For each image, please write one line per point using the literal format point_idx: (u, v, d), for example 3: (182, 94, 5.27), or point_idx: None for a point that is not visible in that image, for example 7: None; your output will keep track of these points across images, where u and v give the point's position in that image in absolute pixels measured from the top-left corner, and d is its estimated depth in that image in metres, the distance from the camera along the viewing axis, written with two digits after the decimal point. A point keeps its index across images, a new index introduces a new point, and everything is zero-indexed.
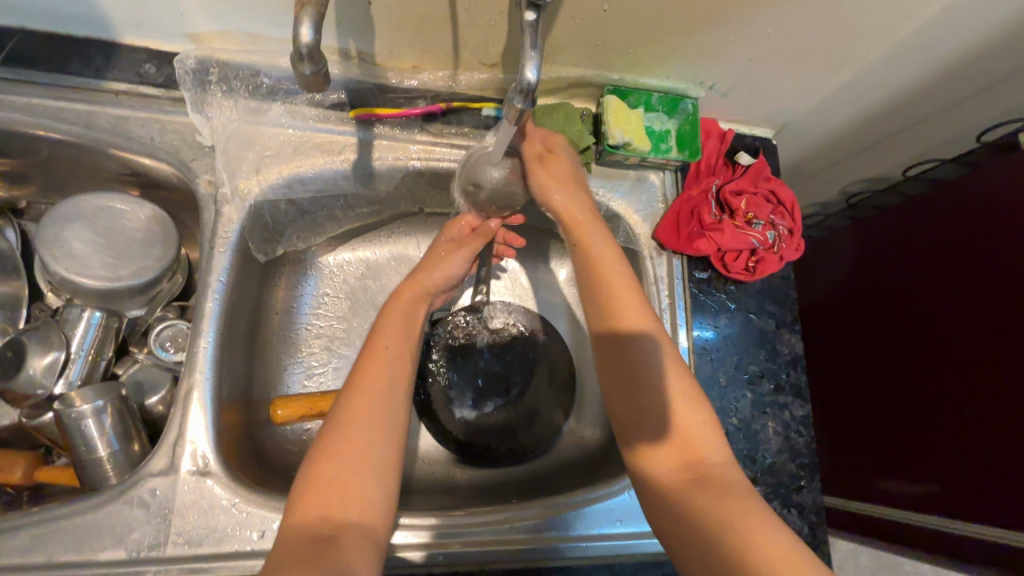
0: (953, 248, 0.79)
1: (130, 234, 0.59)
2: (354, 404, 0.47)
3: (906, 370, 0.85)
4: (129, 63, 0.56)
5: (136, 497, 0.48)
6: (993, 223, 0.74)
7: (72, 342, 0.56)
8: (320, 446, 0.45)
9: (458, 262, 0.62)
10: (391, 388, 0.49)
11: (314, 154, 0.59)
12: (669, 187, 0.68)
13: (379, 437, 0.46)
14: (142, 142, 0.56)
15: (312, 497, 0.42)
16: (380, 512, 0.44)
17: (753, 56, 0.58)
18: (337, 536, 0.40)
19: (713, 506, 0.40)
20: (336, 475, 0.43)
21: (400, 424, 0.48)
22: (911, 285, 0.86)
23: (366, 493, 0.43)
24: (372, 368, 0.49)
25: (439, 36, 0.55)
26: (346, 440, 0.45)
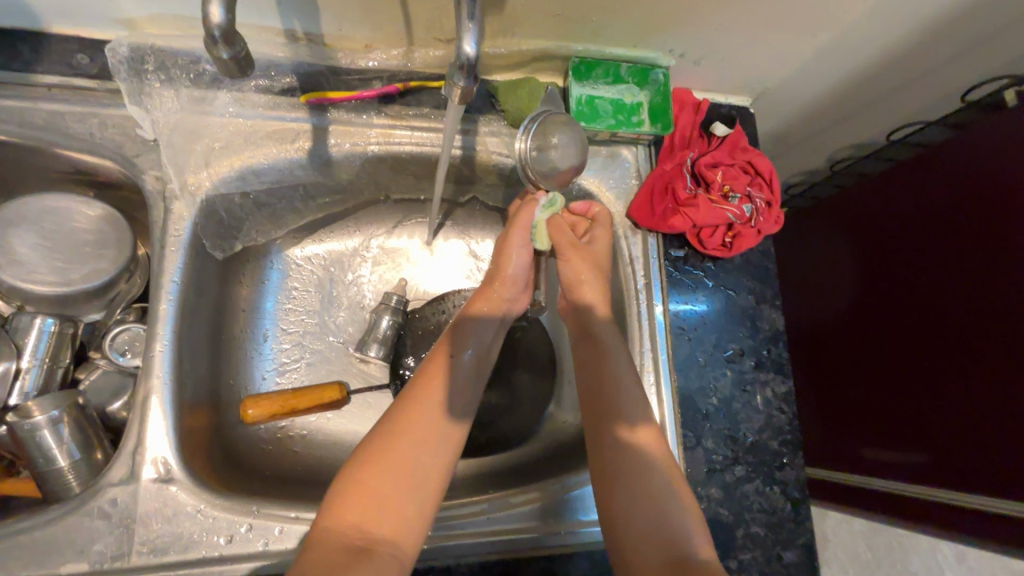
0: (937, 215, 0.77)
1: (79, 236, 0.57)
2: (411, 415, 0.46)
3: (894, 342, 0.84)
4: (60, 54, 0.53)
5: (96, 508, 0.47)
6: (976, 188, 0.72)
7: (24, 351, 0.53)
8: (369, 449, 0.44)
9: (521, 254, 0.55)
10: (453, 403, 0.48)
11: (266, 144, 0.56)
12: (642, 162, 0.66)
13: (431, 456, 0.45)
14: (81, 138, 0.53)
15: (354, 504, 0.41)
16: (414, 532, 0.42)
17: (722, 21, 0.55)
18: (370, 552, 0.40)
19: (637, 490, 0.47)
20: (380, 488, 0.42)
21: (454, 444, 0.47)
22: (899, 254, 0.84)
23: (406, 512, 0.42)
24: (438, 380, 0.48)
25: (388, 12, 0.52)
26: (397, 452, 0.44)
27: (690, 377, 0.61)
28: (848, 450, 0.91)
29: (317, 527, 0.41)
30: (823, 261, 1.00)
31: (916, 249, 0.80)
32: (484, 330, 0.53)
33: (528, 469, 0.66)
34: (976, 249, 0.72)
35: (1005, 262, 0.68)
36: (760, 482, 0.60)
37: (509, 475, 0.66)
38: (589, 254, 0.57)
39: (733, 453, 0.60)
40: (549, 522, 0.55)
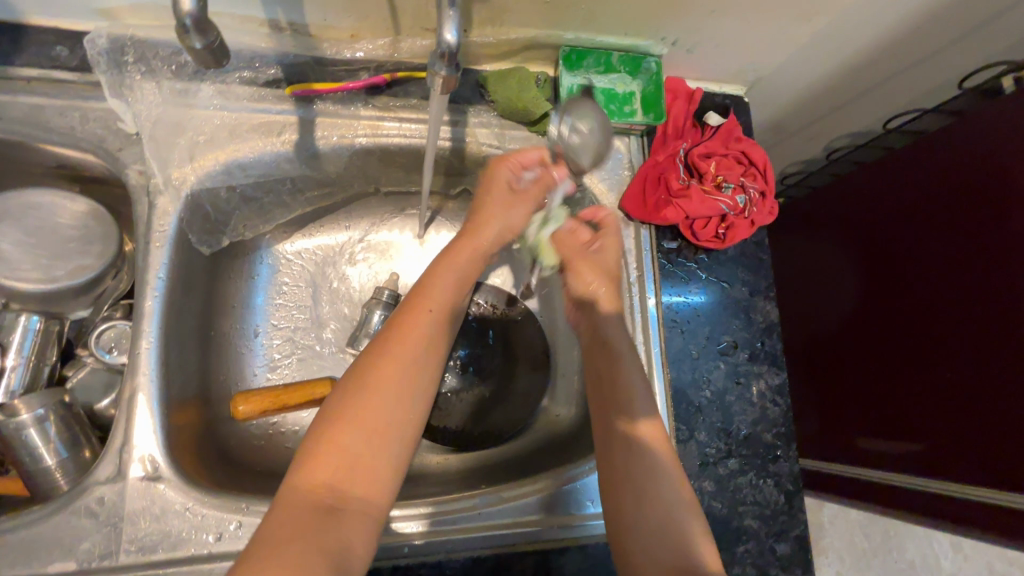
0: (933, 205, 0.77)
1: (63, 232, 0.56)
2: (380, 372, 0.46)
3: (888, 330, 0.84)
4: (39, 46, 0.52)
5: (83, 507, 0.47)
6: (972, 178, 0.71)
7: (10, 349, 0.53)
8: (337, 407, 0.44)
9: (522, 214, 0.60)
10: (422, 359, 0.48)
11: (251, 137, 0.55)
12: (635, 153, 0.65)
13: (401, 412, 0.45)
14: (63, 132, 0.52)
15: (322, 462, 0.42)
16: (385, 487, 0.43)
17: (715, 8, 0.54)
18: (340, 510, 0.40)
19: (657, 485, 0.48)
20: (350, 445, 0.42)
21: (423, 399, 0.47)
22: (892, 237, 0.84)
23: (376, 468, 0.43)
24: (408, 336, 0.48)
25: (374, 1, 0.51)
26: (365, 409, 0.44)
27: (683, 370, 0.60)
28: (843, 436, 0.91)
29: (284, 488, 0.41)
30: (818, 251, 0.99)
31: (911, 236, 0.80)
32: (453, 288, 0.55)
33: (521, 463, 0.66)
34: (973, 239, 0.71)
35: (1003, 252, 0.67)
36: (753, 475, 0.59)
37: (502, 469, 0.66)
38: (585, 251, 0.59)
39: (726, 446, 0.59)
40: (541, 516, 0.55)
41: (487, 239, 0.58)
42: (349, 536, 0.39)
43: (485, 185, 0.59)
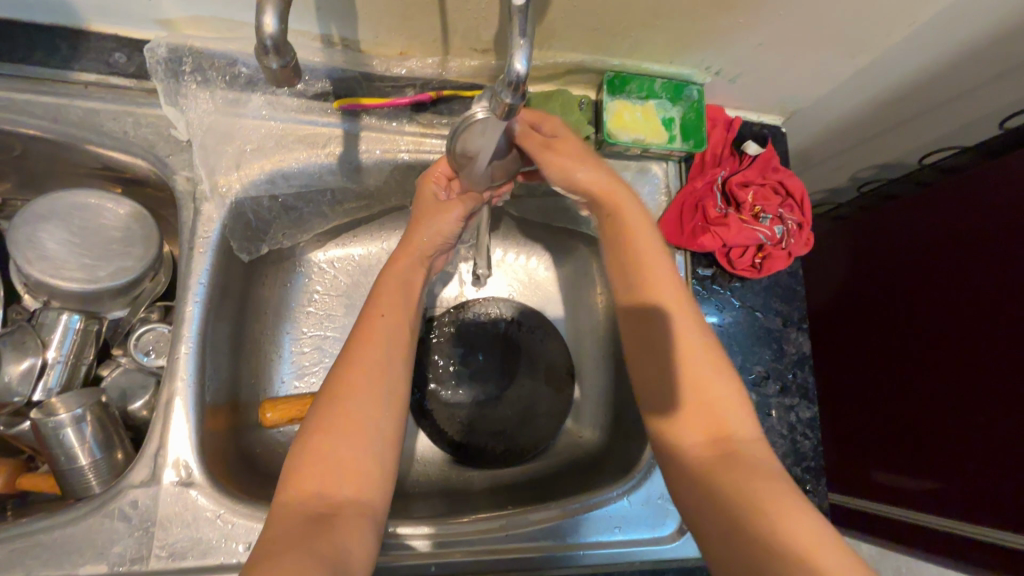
0: (959, 239, 0.77)
1: (108, 234, 0.56)
2: (350, 376, 0.45)
3: (909, 359, 0.83)
4: (99, 52, 0.53)
5: (117, 509, 0.47)
6: (1000, 215, 0.71)
7: (49, 346, 0.54)
8: (315, 418, 0.43)
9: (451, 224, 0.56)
10: (389, 358, 0.47)
11: (297, 148, 0.56)
12: (672, 179, 0.65)
13: (378, 411, 0.44)
14: (116, 136, 0.53)
15: (309, 473, 0.41)
16: (375, 486, 0.42)
17: (762, 41, 0.54)
18: (333, 516, 0.39)
19: (733, 488, 0.40)
20: (332, 452, 0.41)
21: (399, 397, 0.46)
22: (917, 269, 0.83)
23: (364, 469, 0.42)
24: (370, 339, 0.48)
25: (428, 22, 0.51)
26: (342, 414, 0.43)
27: None
28: (861, 470, 0.90)
29: (277, 505, 0.40)
30: (840, 282, 0.99)
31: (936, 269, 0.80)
32: (407, 289, 0.54)
33: (543, 484, 0.65)
34: (998, 278, 0.71)
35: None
36: None
37: (525, 489, 0.65)
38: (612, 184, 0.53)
39: None
40: (561, 541, 0.54)
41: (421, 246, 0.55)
42: (348, 540, 0.38)
43: (417, 203, 0.57)
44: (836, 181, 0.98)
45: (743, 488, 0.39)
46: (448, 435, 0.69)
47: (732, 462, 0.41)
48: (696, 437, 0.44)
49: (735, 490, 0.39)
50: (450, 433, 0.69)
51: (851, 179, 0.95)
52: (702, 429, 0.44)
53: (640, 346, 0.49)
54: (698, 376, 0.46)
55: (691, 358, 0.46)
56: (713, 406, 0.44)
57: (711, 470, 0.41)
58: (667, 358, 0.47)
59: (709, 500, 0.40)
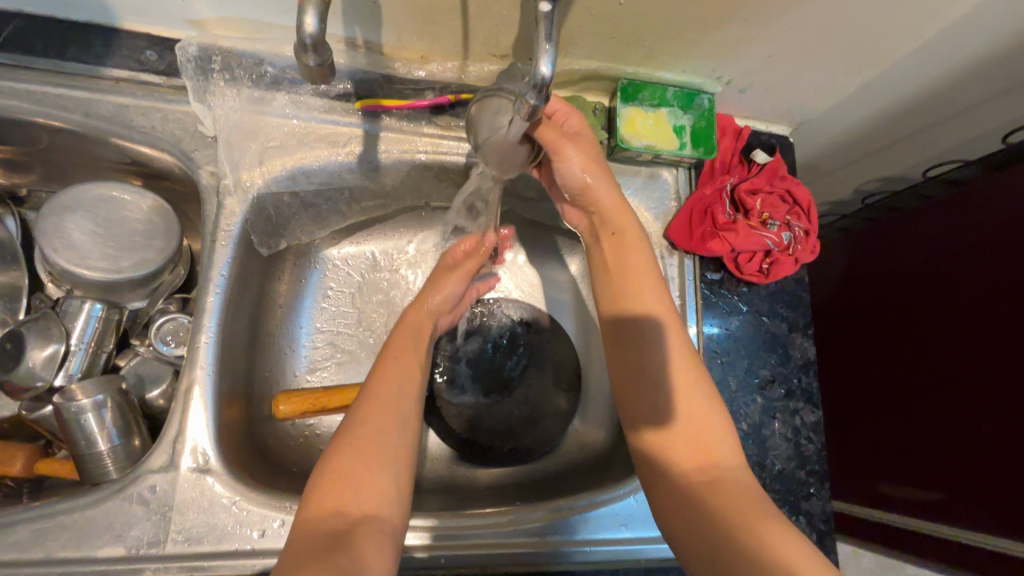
0: (953, 268, 0.79)
1: (131, 226, 0.57)
2: (367, 410, 0.48)
3: (907, 389, 0.85)
4: (130, 49, 0.55)
5: (135, 493, 0.48)
6: (1002, 234, 0.73)
7: (72, 334, 0.55)
8: (335, 444, 0.45)
9: (456, 282, 0.62)
10: (400, 387, 0.50)
11: (318, 147, 0.58)
12: (682, 185, 0.66)
13: (393, 440, 0.46)
14: (145, 131, 0.55)
15: (328, 491, 0.42)
16: (393, 507, 0.43)
17: (773, 52, 0.56)
18: (355, 530, 0.40)
19: (725, 510, 0.41)
20: (349, 472, 0.43)
21: (412, 429, 0.49)
22: (910, 302, 0.86)
23: (381, 489, 0.43)
24: (384, 379, 0.51)
25: (450, 28, 0.53)
26: (359, 437, 0.45)
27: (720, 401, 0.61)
28: (865, 482, 0.91)
29: (297, 524, 0.41)
30: (843, 292, 1.00)
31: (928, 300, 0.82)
32: (418, 337, 0.57)
33: (549, 481, 0.66)
34: (999, 297, 0.72)
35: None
36: (785, 511, 0.59)
37: (532, 486, 0.66)
38: (621, 202, 0.55)
39: (760, 479, 0.60)
40: (567, 537, 0.55)
41: (432, 302, 0.61)
42: (366, 554, 0.39)
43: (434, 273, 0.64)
44: (841, 193, 0.99)
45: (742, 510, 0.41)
46: (454, 431, 0.70)
47: (722, 487, 0.43)
48: (686, 464, 0.46)
49: (728, 512, 0.41)
50: (456, 430, 0.70)
51: (856, 191, 0.96)
52: (690, 453, 0.46)
53: (630, 370, 0.51)
54: (688, 404, 0.48)
55: (683, 391, 0.48)
56: (699, 433, 0.47)
57: (702, 494, 0.43)
58: (659, 384, 0.49)
59: (701, 522, 0.42)
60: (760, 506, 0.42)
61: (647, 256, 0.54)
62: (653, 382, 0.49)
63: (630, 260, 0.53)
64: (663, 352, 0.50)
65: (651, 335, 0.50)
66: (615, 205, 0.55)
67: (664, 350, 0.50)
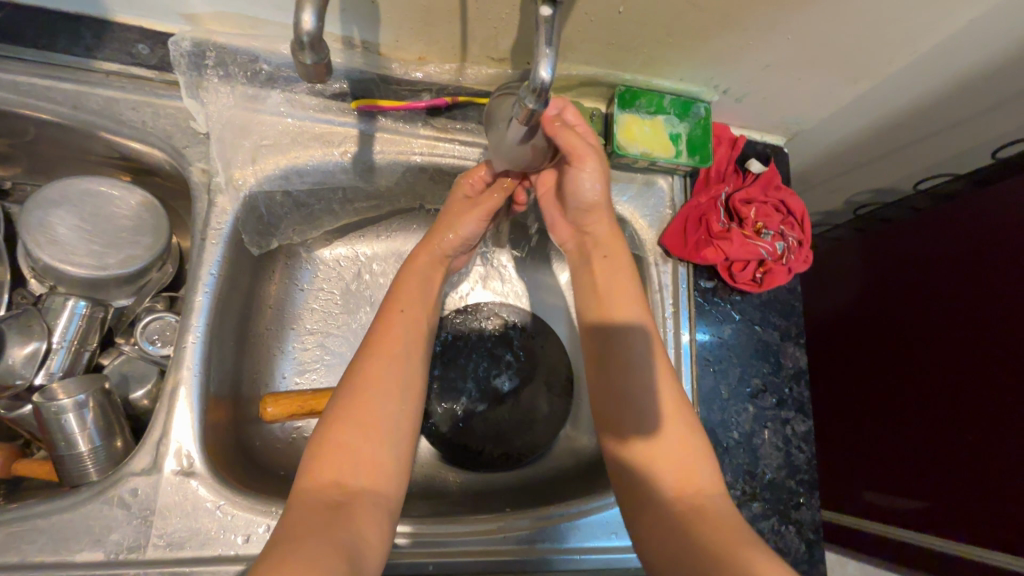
0: (942, 267, 0.80)
1: (118, 222, 0.56)
2: (369, 374, 0.48)
3: (894, 394, 0.86)
4: (122, 43, 0.54)
5: (116, 497, 0.47)
6: (989, 253, 0.74)
7: (54, 332, 0.54)
8: (335, 411, 0.45)
9: (472, 223, 0.60)
10: (405, 354, 0.50)
11: (312, 146, 0.57)
12: (677, 193, 0.67)
13: (393, 405, 0.47)
14: (135, 126, 0.54)
15: (329, 460, 0.42)
16: (392, 480, 0.44)
17: (769, 62, 0.56)
18: (351, 503, 0.40)
19: (713, 530, 0.41)
20: (351, 441, 0.43)
21: (414, 395, 0.49)
22: (901, 298, 0.87)
23: (380, 459, 0.44)
24: (388, 337, 0.51)
25: (449, 30, 0.52)
26: (358, 405, 0.45)
27: (712, 409, 0.61)
28: (851, 489, 0.92)
29: (294, 490, 0.41)
30: (832, 303, 1.00)
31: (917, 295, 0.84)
32: (426, 293, 0.57)
33: (539, 489, 0.65)
34: (988, 315, 0.73)
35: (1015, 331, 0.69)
36: (775, 520, 0.59)
37: (524, 493, 0.65)
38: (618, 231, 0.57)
39: (750, 488, 0.60)
40: (555, 545, 0.54)
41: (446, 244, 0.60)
42: (361, 527, 0.39)
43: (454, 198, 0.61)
44: (832, 204, 1.00)
45: (725, 530, 0.41)
46: (444, 436, 0.69)
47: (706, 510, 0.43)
48: (670, 487, 0.45)
49: (711, 535, 0.40)
50: (445, 433, 0.69)
51: (847, 203, 0.97)
52: (675, 470, 0.46)
53: (616, 379, 0.51)
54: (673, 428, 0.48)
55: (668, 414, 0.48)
56: (681, 457, 0.46)
57: (685, 516, 0.43)
58: (647, 399, 0.49)
59: (676, 534, 0.42)
60: (740, 531, 0.41)
61: (633, 282, 0.55)
62: (638, 395, 0.50)
63: (615, 282, 0.55)
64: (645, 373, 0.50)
65: (634, 349, 0.51)
66: (609, 233, 0.56)
67: (651, 370, 0.50)
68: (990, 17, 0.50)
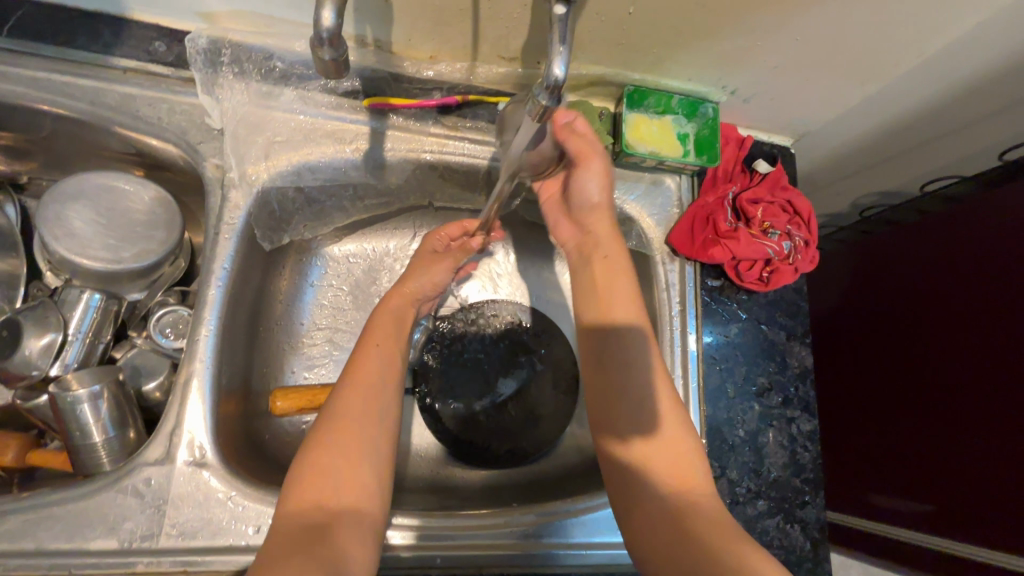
0: (945, 283, 0.80)
1: (133, 216, 0.57)
2: (347, 398, 0.48)
3: (899, 403, 0.86)
4: (139, 40, 0.55)
5: (130, 486, 0.47)
6: (992, 265, 0.74)
7: (69, 324, 0.54)
8: (313, 437, 0.45)
9: (442, 271, 0.64)
10: (384, 381, 0.50)
11: (324, 143, 0.58)
12: (684, 192, 0.67)
13: (371, 429, 0.46)
14: (151, 122, 0.55)
15: (307, 487, 0.42)
16: (374, 503, 0.44)
17: (778, 63, 0.57)
18: (333, 527, 0.40)
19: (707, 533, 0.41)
20: (329, 468, 0.43)
21: (393, 422, 0.49)
22: (904, 313, 0.87)
23: (360, 485, 0.43)
24: (365, 365, 0.50)
25: (460, 30, 0.53)
26: (338, 431, 0.45)
27: (719, 407, 0.61)
28: (855, 489, 0.92)
29: (276, 516, 0.41)
30: (837, 304, 1.00)
31: (920, 310, 0.84)
32: (400, 322, 0.58)
33: (545, 485, 0.66)
34: (993, 328, 0.73)
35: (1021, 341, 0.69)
36: (780, 518, 0.60)
37: (529, 489, 0.66)
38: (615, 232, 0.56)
39: (755, 487, 0.60)
40: (561, 540, 0.55)
41: (410, 287, 0.61)
42: (345, 549, 0.39)
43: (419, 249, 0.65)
44: (838, 206, 1.01)
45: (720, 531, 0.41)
46: (451, 432, 0.69)
47: (699, 512, 0.43)
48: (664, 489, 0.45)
49: (708, 535, 0.41)
50: (451, 428, 0.69)
51: (853, 205, 0.98)
52: (671, 469, 0.46)
53: (613, 380, 0.51)
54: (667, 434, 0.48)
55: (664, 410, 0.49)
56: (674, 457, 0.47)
57: (680, 517, 0.43)
58: (644, 400, 0.49)
59: (671, 537, 0.42)
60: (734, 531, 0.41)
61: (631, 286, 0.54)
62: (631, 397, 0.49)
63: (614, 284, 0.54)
64: (642, 378, 0.50)
65: (626, 351, 0.51)
66: (610, 235, 0.56)
67: (647, 375, 0.50)
68: (999, 19, 0.50)
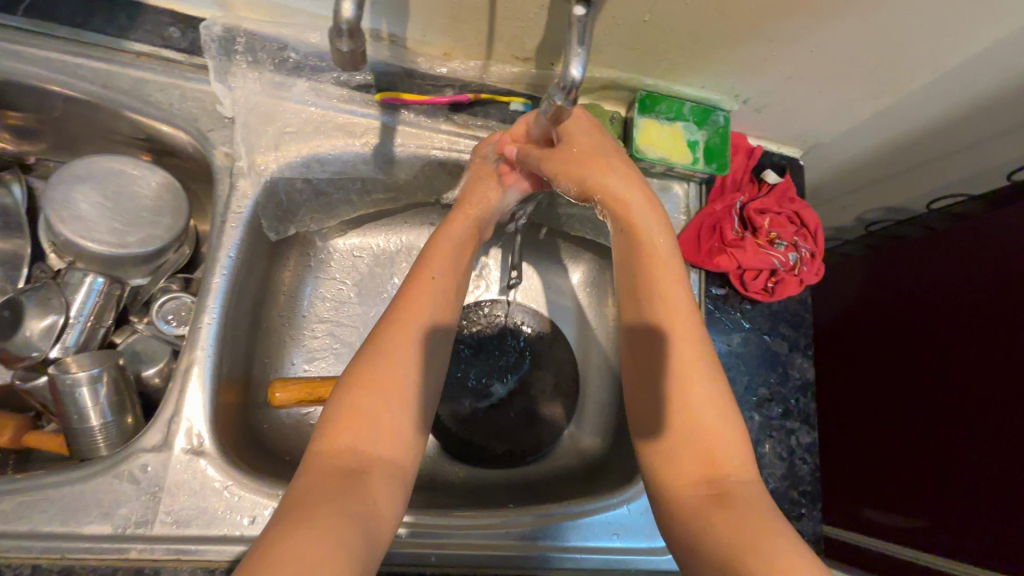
0: (965, 289, 0.78)
1: (140, 202, 0.57)
2: (394, 336, 0.45)
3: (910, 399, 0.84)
4: (154, 25, 0.55)
5: (126, 472, 0.47)
6: (1009, 276, 0.72)
7: (72, 306, 0.54)
8: (354, 375, 0.43)
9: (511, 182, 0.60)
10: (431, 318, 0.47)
11: (334, 135, 0.58)
12: (692, 199, 0.67)
13: (416, 374, 0.44)
14: (161, 106, 0.55)
15: (344, 427, 0.40)
16: (408, 449, 0.42)
17: (791, 73, 0.57)
18: (366, 472, 0.39)
19: (723, 522, 0.38)
20: (368, 409, 0.41)
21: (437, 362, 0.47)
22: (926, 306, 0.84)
23: (398, 429, 0.42)
24: (417, 301, 0.48)
25: (476, 28, 0.53)
26: (381, 373, 0.43)
27: None
28: (851, 502, 0.91)
29: (308, 456, 0.40)
30: (841, 318, 1.00)
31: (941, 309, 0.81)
32: (460, 249, 0.55)
33: (541, 487, 0.66)
34: (1008, 337, 0.71)
35: None
36: None
37: (524, 490, 0.65)
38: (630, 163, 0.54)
39: None
40: (555, 542, 0.54)
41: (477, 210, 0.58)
42: (376, 496, 0.38)
43: (469, 173, 0.60)
44: (844, 220, 1.01)
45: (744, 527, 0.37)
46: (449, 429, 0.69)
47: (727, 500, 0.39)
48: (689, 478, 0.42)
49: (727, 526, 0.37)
50: (448, 426, 0.69)
51: (858, 219, 0.98)
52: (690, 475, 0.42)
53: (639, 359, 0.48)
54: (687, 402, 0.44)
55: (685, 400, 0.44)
56: (705, 443, 0.42)
57: (700, 508, 0.40)
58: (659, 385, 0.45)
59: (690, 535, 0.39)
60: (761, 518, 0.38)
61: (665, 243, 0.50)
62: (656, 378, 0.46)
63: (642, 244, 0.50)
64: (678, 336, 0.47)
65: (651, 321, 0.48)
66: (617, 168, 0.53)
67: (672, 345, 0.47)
68: (1015, 38, 0.50)
